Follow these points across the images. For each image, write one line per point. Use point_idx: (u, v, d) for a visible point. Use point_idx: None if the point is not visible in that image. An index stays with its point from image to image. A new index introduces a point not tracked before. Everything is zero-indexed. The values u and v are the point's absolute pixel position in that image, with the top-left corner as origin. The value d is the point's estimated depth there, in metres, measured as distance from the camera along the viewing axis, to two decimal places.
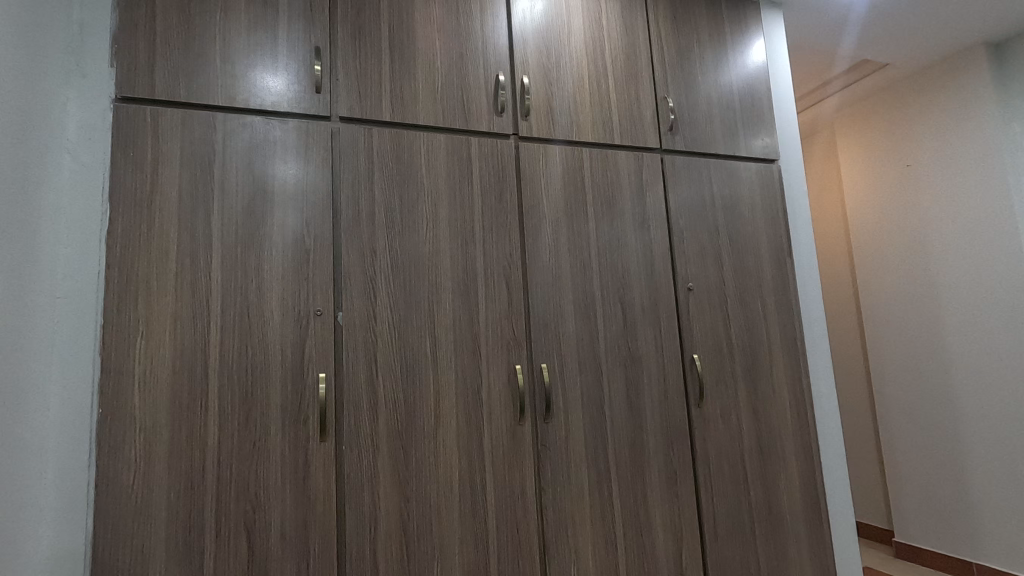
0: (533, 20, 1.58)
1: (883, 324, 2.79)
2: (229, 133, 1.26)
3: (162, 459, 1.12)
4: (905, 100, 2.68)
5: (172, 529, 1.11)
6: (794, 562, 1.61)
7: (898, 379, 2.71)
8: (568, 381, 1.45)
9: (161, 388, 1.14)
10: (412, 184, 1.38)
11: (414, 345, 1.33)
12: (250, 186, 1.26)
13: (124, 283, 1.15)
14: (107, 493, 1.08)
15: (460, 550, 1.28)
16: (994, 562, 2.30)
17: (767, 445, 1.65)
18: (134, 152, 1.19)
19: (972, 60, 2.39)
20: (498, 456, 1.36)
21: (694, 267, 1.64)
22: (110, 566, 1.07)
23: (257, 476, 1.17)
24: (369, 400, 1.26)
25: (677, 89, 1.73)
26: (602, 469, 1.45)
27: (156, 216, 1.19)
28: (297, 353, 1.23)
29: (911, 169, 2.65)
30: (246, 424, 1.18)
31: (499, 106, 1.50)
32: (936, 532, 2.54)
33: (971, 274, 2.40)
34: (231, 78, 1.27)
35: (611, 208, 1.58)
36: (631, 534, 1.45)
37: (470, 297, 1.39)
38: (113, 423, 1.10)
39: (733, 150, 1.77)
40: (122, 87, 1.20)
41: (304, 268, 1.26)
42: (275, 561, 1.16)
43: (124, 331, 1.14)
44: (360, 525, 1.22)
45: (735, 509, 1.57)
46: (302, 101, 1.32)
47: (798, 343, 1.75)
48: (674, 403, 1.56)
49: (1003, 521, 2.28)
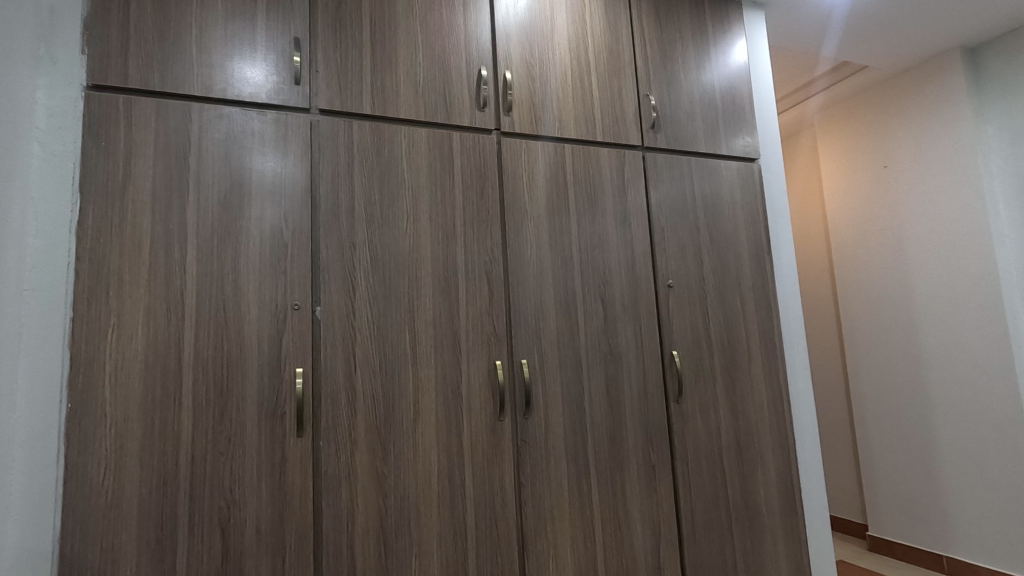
0: (516, 16, 1.57)
1: (860, 322, 2.84)
2: (205, 124, 1.24)
3: (134, 456, 1.10)
4: (883, 102, 2.73)
5: (143, 526, 1.09)
6: (769, 556, 1.63)
7: (874, 375, 2.76)
8: (548, 377, 1.46)
9: (133, 383, 1.12)
10: (393, 178, 1.37)
11: (394, 341, 1.32)
12: (227, 178, 1.24)
13: (96, 275, 1.13)
14: (77, 490, 1.06)
15: (439, 547, 1.28)
16: (963, 555, 2.37)
17: (745, 441, 1.67)
18: (107, 142, 1.17)
19: (947, 64, 2.43)
20: (478, 451, 1.35)
21: (674, 265, 1.66)
22: (79, 564, 1.05)
23: (232, 472, 1.16)
24: (348, 395, 1.25)
25: (660, 86, 1.73)
26: (582, 464, 1.46)
27: (129, 207, 1.16)
28: (274, 348, 1.22)
29: (888, 169, 2.70)
30: (221, 419, 1.16)
31: (481, 101, 1.49)
32: (909, 526, 2.59)
33: (945, 273, 2.45)
34: (207, 68, 1.25)
35: (593, 204, 1.58)
36: (610, 529, 1.46)
37: (451, 292, 1.39)
38: (84, 418, 1.08)
39: (714, 148, 1.78)
40: (94, 76, 1.17)
41: (281, 262, 1.25)
42: (250, 558, 1.14)
43: (95, 325, 1.11)
44: (338, 522, 1.21)
45: (713, 504, 1.59)
46: (281, 92, 1.30)
47: (776, 340, 1.77)
48: (653, 399, 1.57)
49: (973, 515, 2.34)
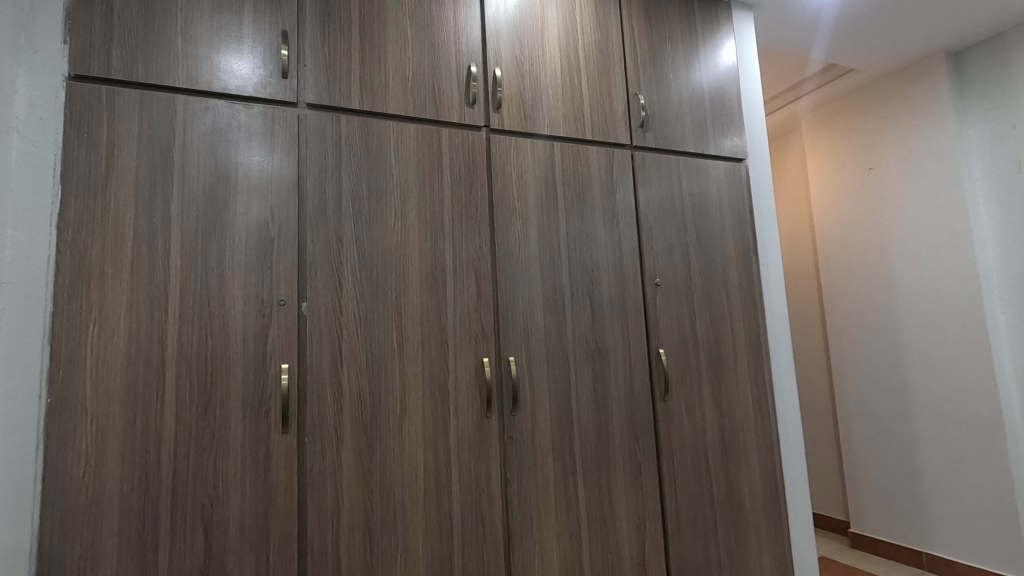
0: (507, 13, 1.57)
1: (844, 321, 2.87)
2: (190, 116, 1.22)
3: (115, 452, 1.09)
4: (869, 104, 2.76)
5: (124, 523, 1.08)
6: (752, 552, 1.65)
7: (858, 374, 2.80)
8: (535, 374, 1.46)
9: (115, 378, 1.10)
10: (380, 173, 1.36)
11: (381, 337, 1.31)
12: (213, 171, 1.22)
13: (77, 268, 1.11)
14: (56, 486, 1.04)
15: (424, 543, 1.28)
16: (942, 550, 2.41)
17: (729, 438, 1.68)
18: (89, 132, 1.15)
19: (932, 68, 2.47)
20: (465, 448, 1.35)
21: (662, 264, 1.67)
22: (58, 562, 1.03)
23: (215, 468, 1.15)
24: (334, 392, 1.25)
25: (649, 86, 1.74)
26: (568, 460, 1.46)
27: (112, 200, 1.15)
28: (259, 344, 1.21)
29: (873, 171, 2.73)
30: (205, 415, 1.15)
31: (471, 97, 1.49)
32: (889, 523, 2.63)
33: (927, 275, 2.49)
34: (193, 60, 1.23)
35: (581, 202, 1.59)
36: (596, 525, 1.47)
37: (438, 288, 1.39)
38: (63, 413, 1.06)
39: (703, 148, 1.80)
40: (77, 66, 1.16)
41: (267, 257, 1.24)
42: (233, 555, 1.14)
43: (75, 319, 1.10)
44: (323, 518, 1.20)
45: (697, 501, 1.61)
46: (268, 85, 1.29)
47: (761, 339, 1.79)
48: (640, 396, 1.58)
49: (953, 512, 2.38)
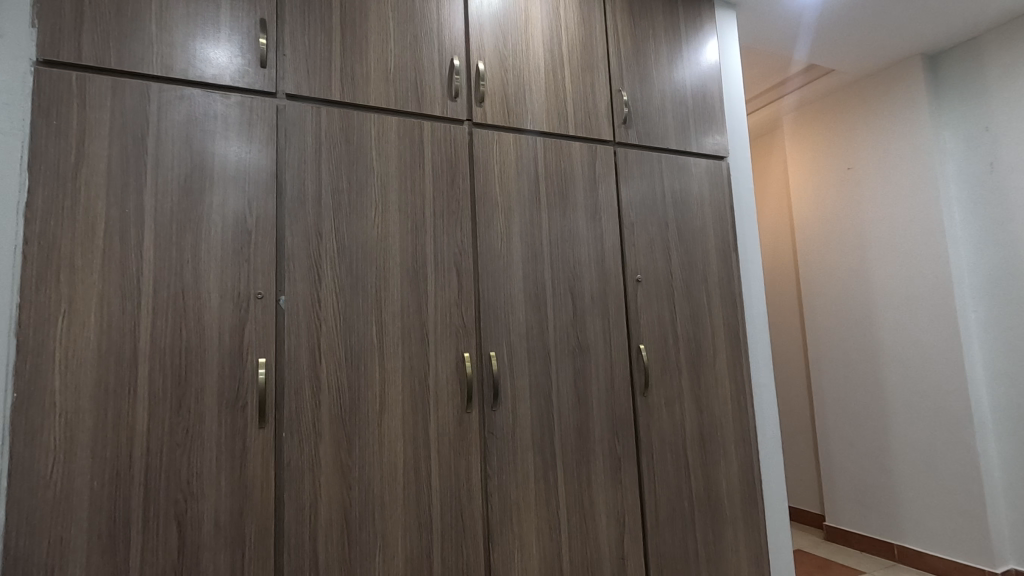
0: (491, 7, 1.56)
1: (823, 318, 2.92)
2: (165, 105, 1.19)
3: (85, 446, 1.06)
4: (850, 104, 2.80)
5: (94, 520, 1.05)
6: (729, 546, 1.67)
7: (835, 369, 2.84)
8: (516, 369, 1.46)
9: (85, 372, 1.08)
10: (361, 166, 1.35)
11: (360, 331, 1.30)
12: (188, 161, 1.20)
13: (45, 259, 1.08)
14: (23, 482, 1.02)
15: (402, 539, 1.27)
16: (913, 543, 2.47)
17: (708, 433, 1.70)
18: (58, 119, 1.12)
19: (911, 70, 2.51)
20: (445, 444, 1.35)
21: (644, 260, 1.68)
22: (25, 559, 1.01)
23: (190, 463, 1.13)
24: (313, 386, 1.24)
25: (633, 82, 1.75)
26: (549, 455, 1.47)
27: (82, 190, 1.12)
28: (235, 338, 1.19)
29: (852, 171, 2.77)
30: (179, 409, 1.13)
31: (454, 91, 1.48)
32: (863, 516, 2.69)
33: (902, 273, 2.54)
34: (168, 47, 1.21)
35: (564, 198, 1.59)
36: (575, 520, 1.47)
37: (419, 283, 1.38)
38: (30, 408, 1.03)
39: (685, 145, 1.81)
40: (46, 51, 1.12)
41: (244, 250, 1.22)
42: (208, 551, 1.12)
43: (44, 311, 1.07)
44: (300, 515, 1.19)
45: (676, 495, 1.62)
46: (245, 75, 1.27)
47: (740, 335, 1.81)
48: (620, 391, 1.59)
49: (925, 505, 2.44)
